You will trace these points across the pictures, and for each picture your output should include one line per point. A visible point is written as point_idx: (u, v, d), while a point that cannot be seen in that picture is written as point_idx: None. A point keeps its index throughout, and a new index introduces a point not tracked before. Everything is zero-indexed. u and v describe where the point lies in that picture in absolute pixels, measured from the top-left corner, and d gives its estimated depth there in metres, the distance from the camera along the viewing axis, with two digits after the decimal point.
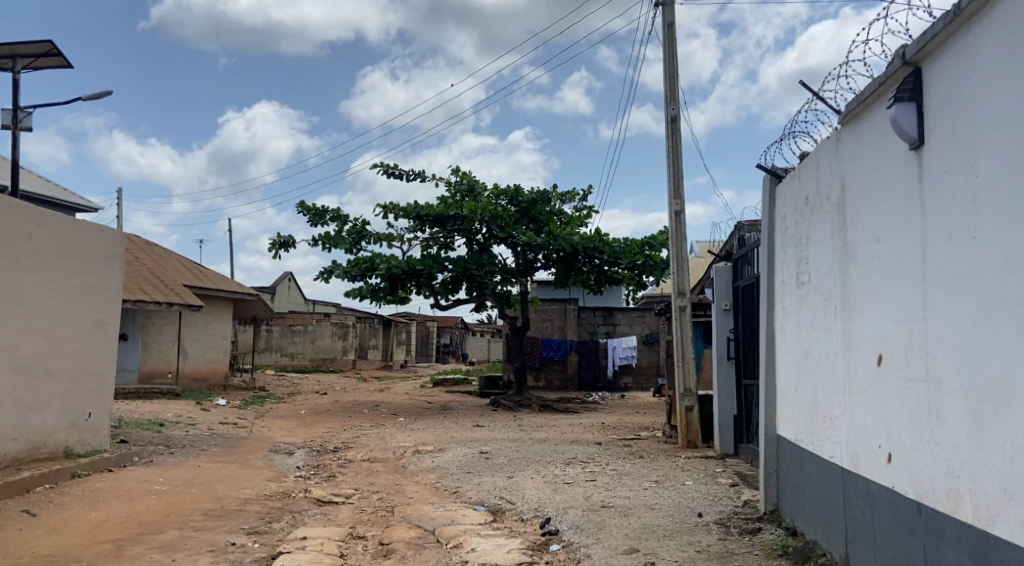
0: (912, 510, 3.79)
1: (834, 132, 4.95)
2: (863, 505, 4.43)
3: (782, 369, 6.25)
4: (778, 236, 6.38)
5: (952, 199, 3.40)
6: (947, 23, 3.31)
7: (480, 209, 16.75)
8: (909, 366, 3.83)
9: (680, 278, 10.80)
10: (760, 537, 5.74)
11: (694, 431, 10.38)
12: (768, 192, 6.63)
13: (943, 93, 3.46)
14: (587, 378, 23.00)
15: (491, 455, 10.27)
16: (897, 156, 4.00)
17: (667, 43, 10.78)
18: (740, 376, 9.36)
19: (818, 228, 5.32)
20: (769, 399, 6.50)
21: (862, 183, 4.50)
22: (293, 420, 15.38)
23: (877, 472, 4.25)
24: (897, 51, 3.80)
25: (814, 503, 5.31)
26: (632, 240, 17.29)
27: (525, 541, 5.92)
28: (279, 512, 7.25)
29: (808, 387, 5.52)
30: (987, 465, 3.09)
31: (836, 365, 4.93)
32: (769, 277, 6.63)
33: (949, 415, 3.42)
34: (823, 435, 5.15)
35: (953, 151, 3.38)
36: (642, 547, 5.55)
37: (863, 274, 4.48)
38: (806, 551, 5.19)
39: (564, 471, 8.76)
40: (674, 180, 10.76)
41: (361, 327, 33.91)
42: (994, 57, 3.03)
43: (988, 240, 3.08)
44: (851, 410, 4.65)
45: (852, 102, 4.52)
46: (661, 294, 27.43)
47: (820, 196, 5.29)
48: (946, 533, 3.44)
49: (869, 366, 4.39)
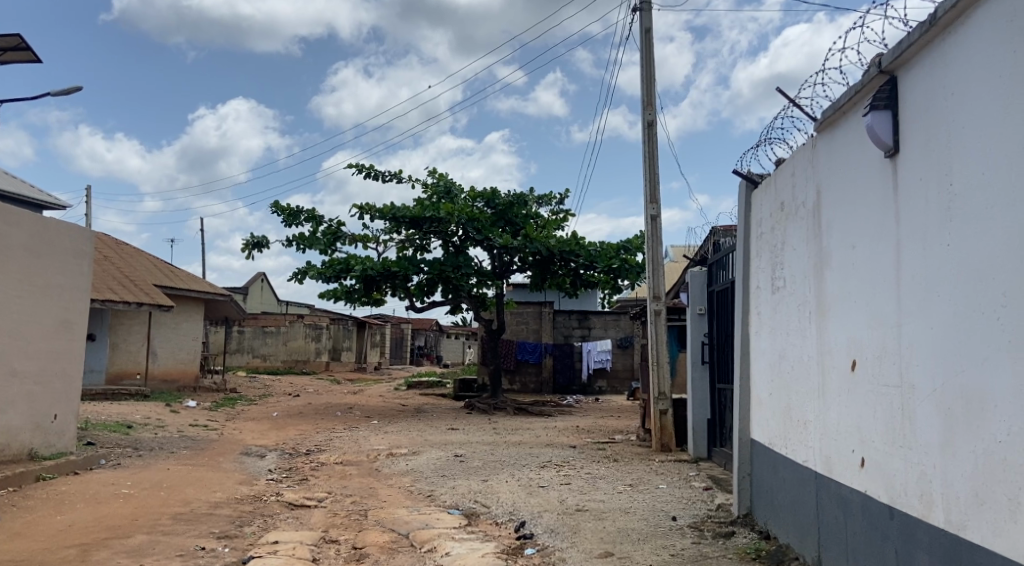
0: (885, 514, 3.82)
1: (811, 137, 4.99)
2: (836, 509, 4.46)
3: (756, 374, 6.30)
4: (754, 241, 6.44)
5: (927, 207, 3.43)
6: (923, 33, 3.36)
7: (457, 210, 16.68)
8: (883, 370, 3.87)
9: (656, 281, 10.85)
10: (733, 540, 5.77)
11: (668, 434, 10.45)
12: (745, 198, 6.68)
13: (919, 99, 3.50)
14: (561, 381, 23.13)
15: (464, 458, 10.21)
16: (872, 163, 4.03)
17: (644, 48, 10.83)
18: (713, 380, 9.44)
19: (793, 234, 5.37)
20: (743, 402, 6.55)
21: (837, 190, 4.55)
22: (264, 423, 15.19)
23: (849, 477, 4.28)
24: (873, 59, 3.85)
25: (787, 506, 5.35)
26: (608, 244, 17.38)
27: (499, 545, 5.88)
28: (250, 516, 7.13)
29: (781, 393, 5.57)
30: (959, 470, 3.12)
31: (810, 370, 4.98)
32: (745, 282, 6.69)
33: (921, 419, 3.46)
34: (796, 439, 5.20)
35: (927, 160, 3.42)
36: (617, 551, 5.54)
37: (838, 280, 4.52)
38: (779, 554, 5.23)
39: (538, 475, 8.74)
40: (651, 184, 10.81)
41: (334, 328, 33.72)
42: (967, 68, 3.08)
43: (962, 246, 3.11)
44: (825, 414, 4.68)
45: (828, 109, 4.58)
46: (636, 299, 27.77)
47: (795, 203, 5.34)
48: (918, 537, 3.47)
49: (843, 371, 4.43)
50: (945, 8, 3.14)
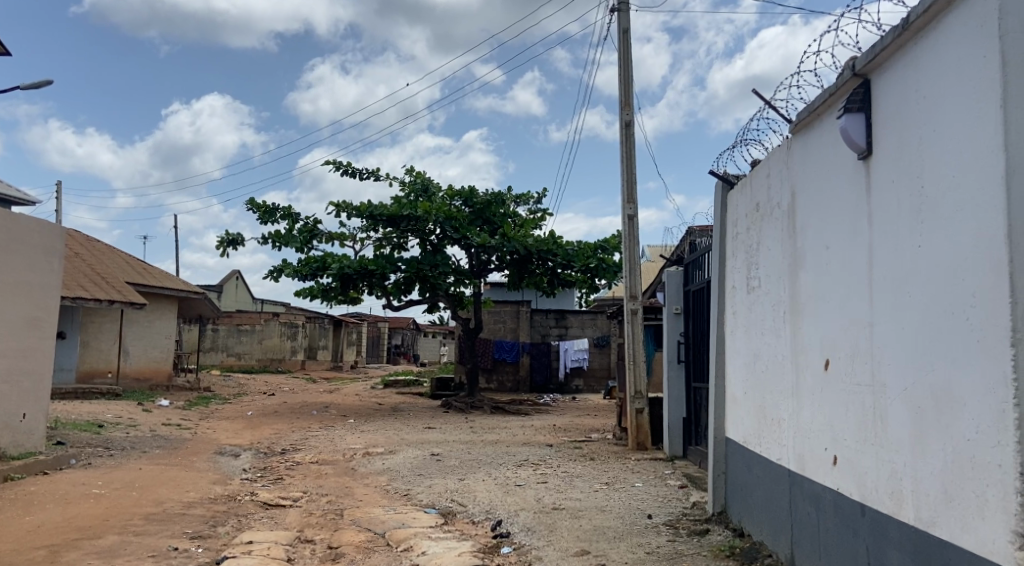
0: (856, 512, 3.88)
1: (786, 138, 5.04)
2: (809, 507, 4.52)
3: (731, 373, 6.36)
4: (729, 241, 6.50)
5: (899, 209, 3.49)
6: (896, 37, 3.41)
7: (434, 209, 16.63)
8: (855, 369, 3.93)
9: (633, 281, 10.90)
10: (708, 538, 5.82)
11: (644, 433, 10.51)
12: (720, 198, 6.74)
13: (892, 102, 3.56)
14: (538, 379, 23.26)
15: (441, 457, 10.18)
16: (846, 164, 4.09)
17: (622, 48, 10.88)
18: (689, 379, 9.52)
19: (768, 234, 5.43)
20: (718, 401, 6.61)
21: (811, 192, 4.61)
22: (238, 422, 15.04)
23: (822, 474, 4.35)
24: (847, 62, 3.91)
25: (760, 504, 5.41)
26: (585, 244, 17.44)
27: (476, 544, 5.88)
28: (224, 516, 7.06)
29: (756, 391, 5.64)
30: (928, 467, 3.18)
31: (784, 368, 5.04)
32: (720, 282, 6.75)
33: (891, 417, 3.52)
34: (770, 438, 5.26)
35: (900, 162, 3.48)
36: (593, 549, 5.57)
37: (812, 280, 4.58)
38: (753, 552, 5.28)
39: (515, 474, 8.74)
40: (628, 184, 10.86)
41: (310, 327, 33.48)
42: (939, 70, 3.14)
43: (933, 247, 3.16)
44: (798, 412, 4.75)
45: (803, 111, 4.63)
46: (613, 298, 27.90)
47: (770, 203, 5.40)
48: (888, 533, 3.54)
49: (816, 370, 4.49)
50: (917, 12, 3.20)
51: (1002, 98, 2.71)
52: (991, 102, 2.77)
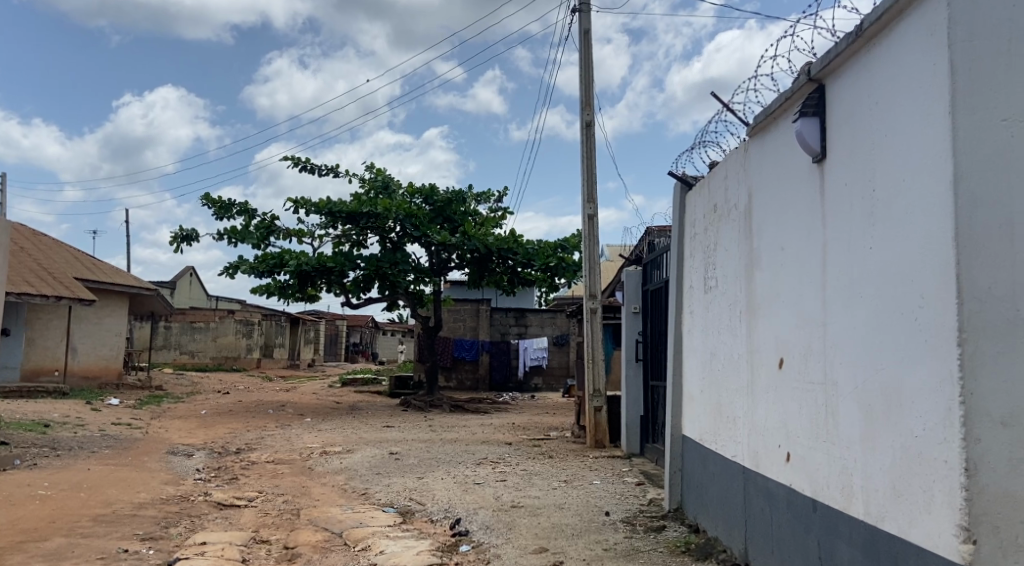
0: (808, 507, 3.98)
1: (744, 141, 5.14)
2: (763, 503, 4.61)
3: (688, 371, 6.46)
4: (687, 241, 6.60)
5: (851, 211, 3.58)
6: (850, 44, 3.50)
7: (395, 206, 16.53)
8: (808, 368, 4.02)
9: (592, 280, 10.99)
10: (664, 534, 5.91)
11: (602, 431, 10.61)
12: (679, 199, 6.83)
13: (845, 107, 3.65)
14: (497, 378, 23.13)
15: (400, 456, 10.13)
16: (801, 168, 4.19)
17: (582, 49, 10.95)
18: (646, 377, 9.63)
19: (725, 235, 5.53)
20: (675, 398, 6.70)
21: (767, 193, 4.70)
22: (192, 421, 14.74)
23: (775, 471, 4.44)
24: (802, 68, 4.00)
25: (715, 500, 5.50)
26: (545, 243, 17.50)
27: (434, 542, 5.86)
28: (177, 517, 6.91)
29: (712, 389, 5.73)
30: (878, 464, 3.27)
31: (740, 367, 5.14)
32: (679, 281, 6.84)
33: (843, 415, 3.61)
34: (725, 435, 5.35)
35: (852, 166, 3.57)
36: (551, 546, 5.60)
37: (767, 280, 4.67)
38: (707, 547, 5.37)
39: (474, 472, 8.74)
40: (588, 184, 10.94)
41: (267, 324, 33.00)
42: (890, 77, 3.23)
43: (884, 249, 3.26)
44: (753, 410, 4.84)
45: (760, 114, 4.72)
46: (572, 297, 28.08)
47: (727, 204, 5.50)
48: (839, 529, 3.63)
49: (770, 368, 4.59)
50: (870, 20, 3.29)
51: (950, 105, 2.80)
52: (939, 109, 2.86)
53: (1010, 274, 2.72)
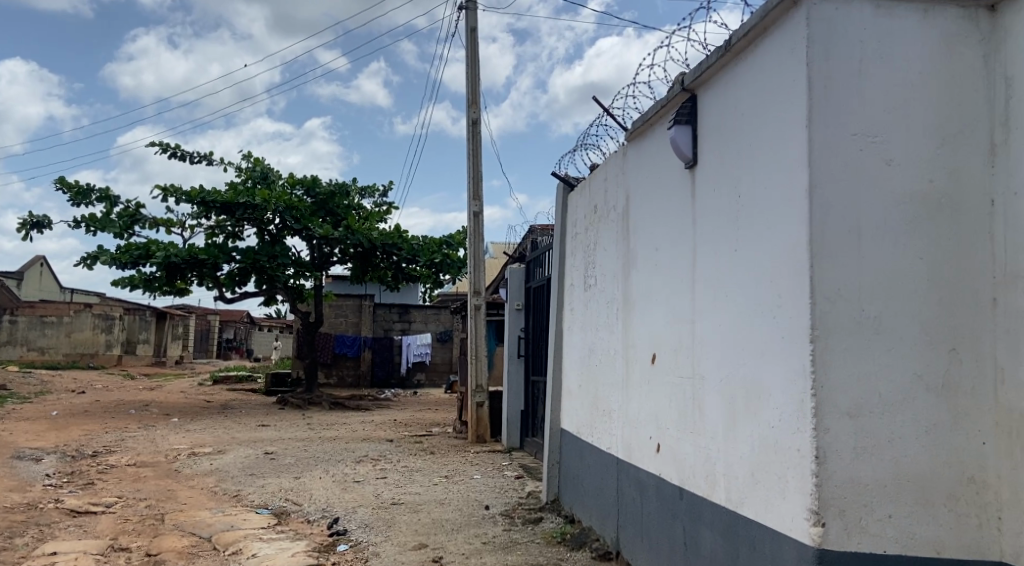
0: (675, 495, 4.18)
1: (622, 145, 5.33)
2: (634, 492, 4.81)
3: (567, 366, 6.63)
4: (569, 241, 6.76)
5: (720, 216, 3.79)
6: (720, 57, 3.71)
7: (273, 198, 15.94)
8: (678, 363, 4.23)
9: (476, 277, 11.05)
10: (542, 525, 6.04)
11: (483, 426, 10.71)
12: (561, 199, 6.99)
13: (715, 117, 3.86)
14: (379, 374, 22.88)
15: (275, 456, 9.80)
16: (674, 173, 4.39)
17: (469, 47, 10.98)
18: (528, 373, 9.80)
19: (604, 235, 5.71)
20: (555, 393, 6.86)
21: (643, 196, 4.90)
22: (42, 423, 13.63)
23: (646, 461, 4.64)
24: (677, 77, 4.19)
25: (590, 491, 5.69)
26: (430, 238, 17.42)
27: (310, 543, 5.72)
28: (22, 527, 6.37)
29: (590, 384, 5.91)
30: (738, 453, 3.49)
31: (616, 362, 5.32)
32: (560, 279, 7.00)
33: (708, 407, 3.82)
34: (601, 429, 5.53)
35: (721, 173, 3.78)
36: (431, 542, 5.60)
37: (642, 279, 4.87)
38: (582, 537, 5.55)
39: (353, 470, 8.59)
40: (474, 181, 10.98)
41: (129, 319, 31.00)
42: (755, 91, 3.45)
43: (748, 251, 3.47)
44: (627, 404, 5.03)
45: (638, 119, 4.90)
46: (457, 294, 28.12)
47: (607, 206, 5.68)
48: (702, 514, 3.84)
49: (644, 364, 4.79)
50: (739, 35, 3.49)
51: (808, 118, 3.01)
52: (798, 121, 3.08)
53: (857, 276, 2.96)
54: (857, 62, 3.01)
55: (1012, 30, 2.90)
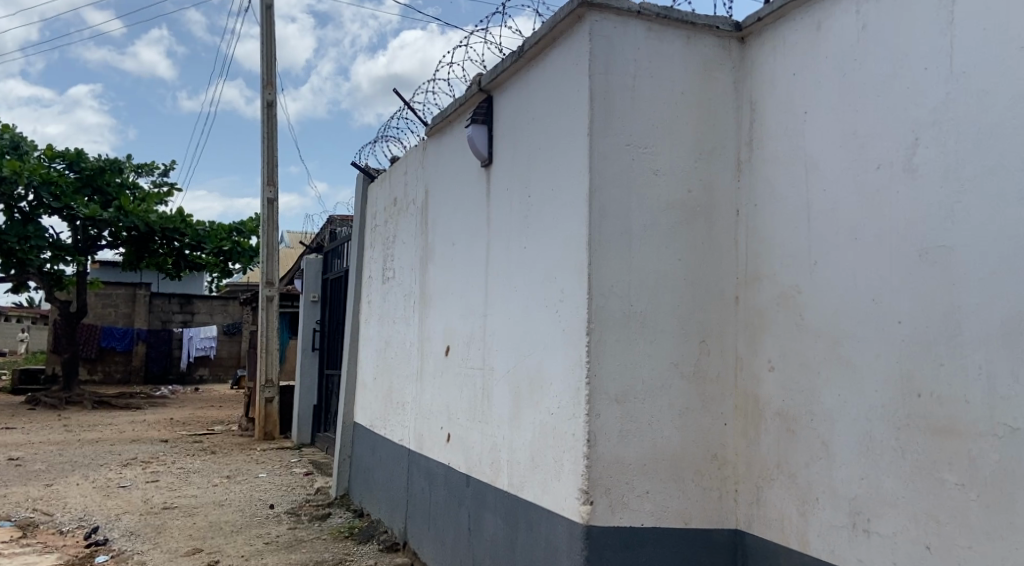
0: (462, 483, 4.29)
1: (422, 140, 5.35)
2: (423, 482, 4.86)
3: (362, 359, 6.54)
4: (367, 233, 6.67)
5: (511, 214, 3.93)
6: (513, 61, 3.85)
7: (27, 170, 14.05)
8: (469, 355, 4.34)
9: (269, 267, 10.56)
10: (329, 521, 5.91)
11: (272, 422, 10.23)
12: (361, 189, 6.87)
13: (509, 119, 4.00)
14: (154, 370, 21.03)
15: (23, 462, 8.67)
16: (471, 170, 4.48)
17: (266, 25, 10.43)
18: (321, 367, 9.52)
19: (403, 228, 5.70)
20: (348, 387, 6.73)
21: (441, 191, 4.96)
22: None
23: (436, 451, 4.71)
24: (474, 78, 4.29)
25: (380, 484, 5.66)
26: (218, 225, 16.34)
27: (63, 556, 5.13)
28: None
29: (384, 377, 5.88)
30: (522, 439, 3.65)
31: (411, 354, 5.34)
32: (357, 271, 6.88)
33: (496, 397, 3.96)
34: (394, 420, 5.53)
35: (513, 173, 3.93)
36: (206, 546, 5.26)
37: (439, 273, 4.93)
38: (370, 530, 5.51)
39: (119, 474, 7.83)
40: (268, 166, 10.45)
41: None
42: (544, 97, 3.62)
43: (535, 248, 3.64)
44: (420, 395, 5.07)
45: (437, 116, 4.95)
46: (247, 284, 26.63)
47: (406, 199, 5.67)
48: (486, 500, 3.97)
49: (438, 356, 4.85)
50: (530, 42, 3.65)
51: (588, 126, 3.22)
52: (580, 128, 3.28)
53: (628, 273, 3.21)
54: (632, 77, 3.27)
55: (756, 61, 3.31)
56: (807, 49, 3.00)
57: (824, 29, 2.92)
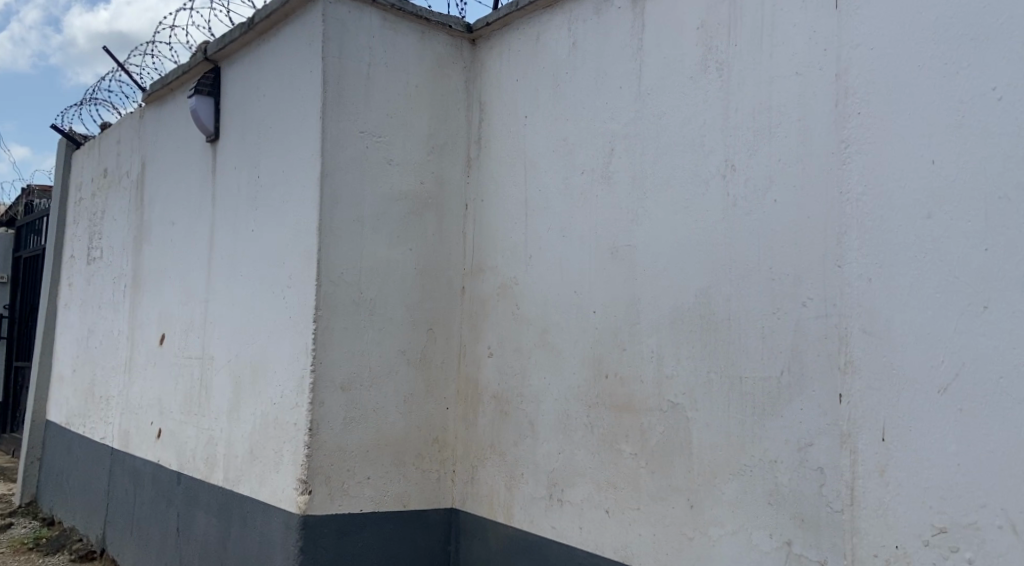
0: (172, 481, 3.98)
1: (139, 107, 4.85)
2: (127, 482, 4.44)
3: (59, 348, 5.77)
4: (70, 206, 5.90)
5: (237, 194, 3.73)
6: (243, 33, 3.65)
7: None
8: (187, 343, 4.03)
9: None
10: (7, 534, 5.15)
11: None
12: (63, 157, 6.05)
13: (237, 94, 3.79)
14: None
15: None
16: (194, 145, 4.16)
17: None
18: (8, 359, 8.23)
19: (114, 203, 5.13)
20: (40, 381, 5.90)
21: (159, 165, 4.54)
22: None
23: (145, 447, 4.32)
24: (200, 45, 3.99)
25: (75, 488, 5.06)
26: None
27: None
28: None
29: (85, 368, 5.25)
30: (241, 431, 3.49)
31: (118, 343, 4.83)
32: (56, 250, 6.05)
33: (215, 388, 3.73)
34: (95, 416, 4.96)
35: (241, 151, 3.72)
36: None
37: (154, 254, 4.51)
38: (60, 540, 4.91)
39: None
40: None
41: None
42: (275, 75, 3.49)
43: (262, 232, 3.49)
44: (128, 388, 4.61)
45: (157, 82, 4.53)
46: None
47: (119, 171, 5.11)
48: (198, 497, 3.73)
49: (150, 345, 4.44)
50: (261, 17, 3.49)
51: (320, 110, 3.17)
52: (312, 110, 3.22)
53: (357, 261, 3.21)
54: (366, 66, 3.28)
55: (484, 63, 3.48)
56: (528, 58, 3.23)
57: (543, 42, 3.16)
